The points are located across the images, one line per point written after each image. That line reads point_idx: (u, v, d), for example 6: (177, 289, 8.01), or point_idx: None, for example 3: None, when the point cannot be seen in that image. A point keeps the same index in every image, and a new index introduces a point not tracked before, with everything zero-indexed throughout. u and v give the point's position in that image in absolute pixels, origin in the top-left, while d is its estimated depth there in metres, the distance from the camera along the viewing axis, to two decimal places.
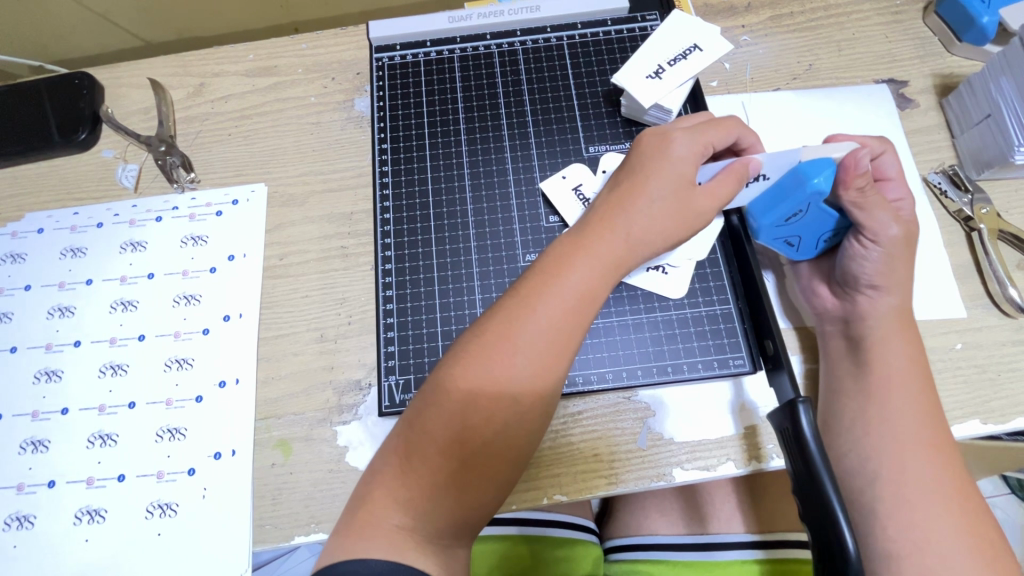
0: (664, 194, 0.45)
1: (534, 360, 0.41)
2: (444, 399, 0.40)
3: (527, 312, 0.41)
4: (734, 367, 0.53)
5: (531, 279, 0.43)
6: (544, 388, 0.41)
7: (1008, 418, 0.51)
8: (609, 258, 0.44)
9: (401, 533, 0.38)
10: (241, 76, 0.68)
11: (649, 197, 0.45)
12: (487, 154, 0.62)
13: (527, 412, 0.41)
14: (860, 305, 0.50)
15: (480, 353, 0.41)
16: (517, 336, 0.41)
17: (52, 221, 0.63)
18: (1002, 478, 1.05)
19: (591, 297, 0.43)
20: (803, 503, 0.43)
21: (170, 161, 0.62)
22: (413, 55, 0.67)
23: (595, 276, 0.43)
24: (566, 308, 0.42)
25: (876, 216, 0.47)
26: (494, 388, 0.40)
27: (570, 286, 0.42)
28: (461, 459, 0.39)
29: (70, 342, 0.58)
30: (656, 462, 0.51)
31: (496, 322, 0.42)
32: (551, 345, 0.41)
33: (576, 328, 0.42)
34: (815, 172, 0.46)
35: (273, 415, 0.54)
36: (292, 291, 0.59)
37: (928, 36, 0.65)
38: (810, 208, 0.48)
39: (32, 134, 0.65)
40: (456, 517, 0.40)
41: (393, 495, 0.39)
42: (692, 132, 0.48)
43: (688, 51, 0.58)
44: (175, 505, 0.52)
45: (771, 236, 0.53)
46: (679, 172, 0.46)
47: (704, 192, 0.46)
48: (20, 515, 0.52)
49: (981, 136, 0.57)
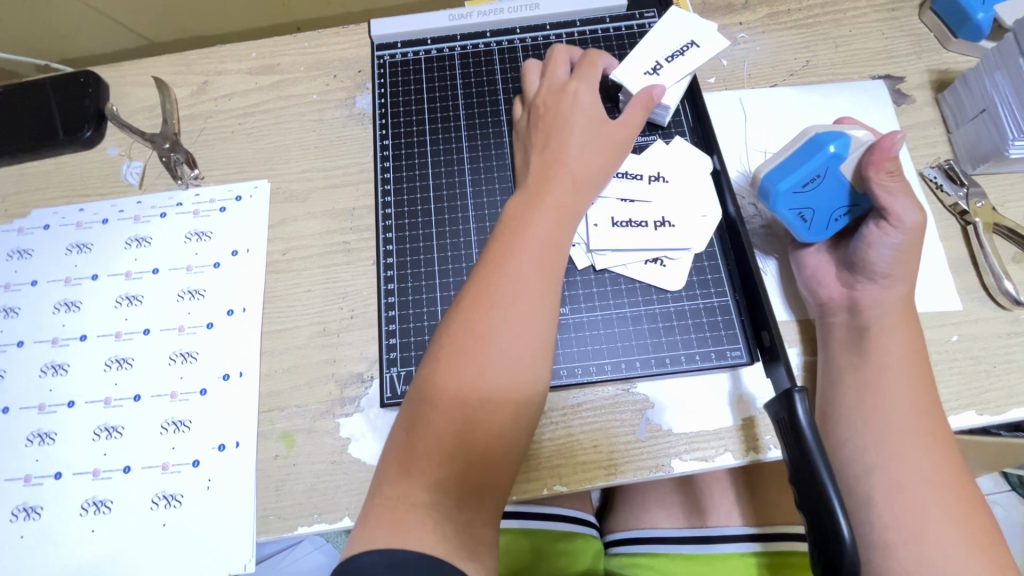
0: (585, 137, 0.52)
1: (514, 309, 0.43)
2: (437, 366, 0.42)
3: (499, 268, 0.45)
4: (731, 359, 0.53)
5: (498, 243, 0.47)
6: (526, 329, 0.43)
7: (1004, 409, 0.51)
8: (562, 205, 0.49)
9: (416, 509, 0.39)
10: (244, 74, 0.69)
11: (575, 142, 0.52)
12: (487, 149, 0.63)
13: (516, 356, 0.42)
14: (869, 294, 0.50)
15: (460, 326, 0.43)
16: (494, 292, 0.44)
17: (58, 217, 0.64)
18: (1002, 475, 1.05)
19: (554, 240, 0.47)
20: (799, 490, 0.44)
21: (175, 158, 0.64)
22: (414, 53, 0.68)
23: (553, 224, 0.47)
24: (535, 257, 0.46)
25: (900, 199, 0.48)
26: (478, 341, 0.42)
27: (534, 237, 0.46)
28: (464, 418, 0.41)
29: (76, 336, 0.59)
30: (655, 452, 0.51)
31: (472, 287, 0.45)
32: (527, 296, 0.44)
33: (550, 274, 0.46)
34: (834, 138, 0.49)
35: (276, 407, 0.55)
36: (295, 285, 0.59)
37: (924, 32, 0.66)
38: (827, 172, 0.49)
39: (38, 133, 0.66)
40: (474, 483, 0.40)
41: (409, 473, 0.40)
42: (584, 85, 0.55)
43: (686, 47, 0.58)
44: (180, 496, 0.53)
45: (786, 207, 0.51)
46: (590, 117, 0.53)
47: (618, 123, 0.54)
48: (27, 506, 0.53)
49: (977, 131, 0.58)
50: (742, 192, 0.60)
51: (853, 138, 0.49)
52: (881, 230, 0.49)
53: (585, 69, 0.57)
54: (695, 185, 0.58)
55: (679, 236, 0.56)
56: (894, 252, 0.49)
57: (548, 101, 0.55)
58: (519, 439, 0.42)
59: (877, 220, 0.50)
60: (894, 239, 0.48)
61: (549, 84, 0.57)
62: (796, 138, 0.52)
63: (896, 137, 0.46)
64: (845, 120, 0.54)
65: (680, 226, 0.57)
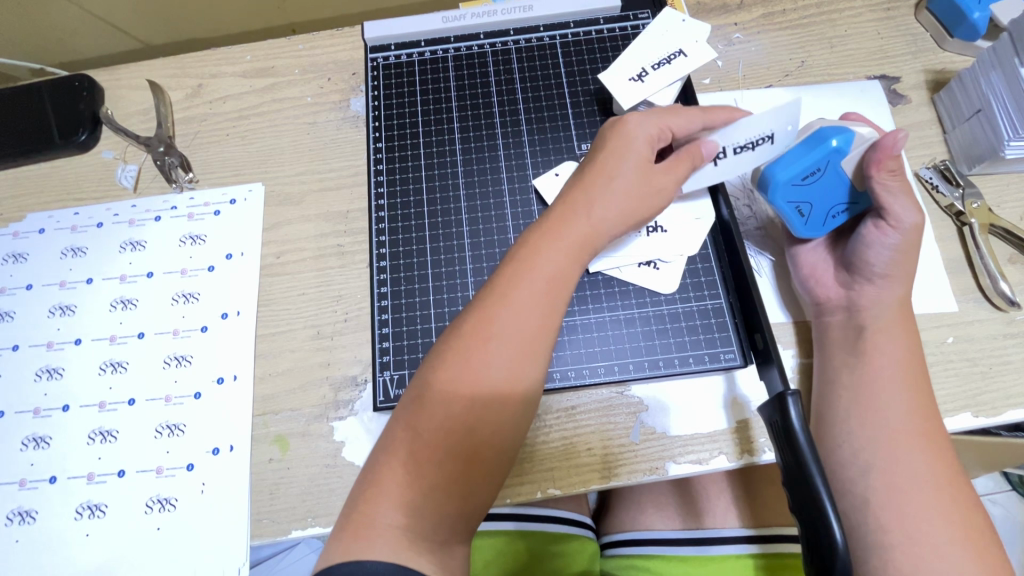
0: (624, 183, 0.48)
1: (512, 346, 0.42)
2: (429, 389, 0.42)
3: (507, 302, 0.43)
4: (725, 362, 0.53)
5: (505, 269, 0.45)
6: (521, 368, 0.42)
7: (999, 411, 0.51)
8: (576, 243, 0.46)
9: (392, 528, 0.39)
10: (239, 77, 0.69)
11: (612, 178, 0.48)
12: (481, 151, 0.63)
13: (506, 390, 0.42)
14: (868, 294, 0.50)
15: (458, 352, 0.42)
16: (493, 325, 0.43)
17: (54, 221, 0.64)
18: (1003, 474, 1.05)
19: (562, 280, 0.45)
20: (793, 494, 0.43)
21: (169, 161, 0.63)
22: (407, 55, 0.68)
23: (562, 261, 0.45)
24: (539, 294, 0.44)
25: (900, 199, 0.47)
26: (470, 373, 0.42)
27: (541, 272, 0.45)
28: (448, 450, 0.41)
29: (71, 340, 0.59)
30: (650, 456, 0.51)
31: (473, 314, 0.44)
32: (525, 335, 0.43)
33: (551, 316, 0.44)
34: (838, 133, 0.48)
35: (270, 410, 0.55)
36: (289, 288, 0.59)
37: (920, 31, 0.65)
38: (828, 166, 0.49)
39: (33, 136, 0.66)
40: (452, 508, 0.40)
41: (390, 493, 0.40)
42: (651, 114, 0.50)
43: (673, 56, 0.58)
44: (174, 500, 0.53)
45: (784, 198, 0.50)
46: (637, 162, 0.48)
47: (661, 170, 0.49)
48: (21, 511, 0.53)
49: (972, 131, 0.58)
50: (736, 192, 0.60)
51: (855, 134, 0.48)
52: (880, 230, 0.49)
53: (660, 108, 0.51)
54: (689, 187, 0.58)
55: (672, 241, 0.56)
56: (893, 251, 0.49)
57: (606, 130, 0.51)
58: (499, 470, 0.43)
59: (875, 220, 0.49)
60: (892, 239, 0.48)
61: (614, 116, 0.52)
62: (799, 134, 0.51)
63: (898, 136, 0.46)
64: (847, 116, 0.53)
65: (673, 231, 0.56)
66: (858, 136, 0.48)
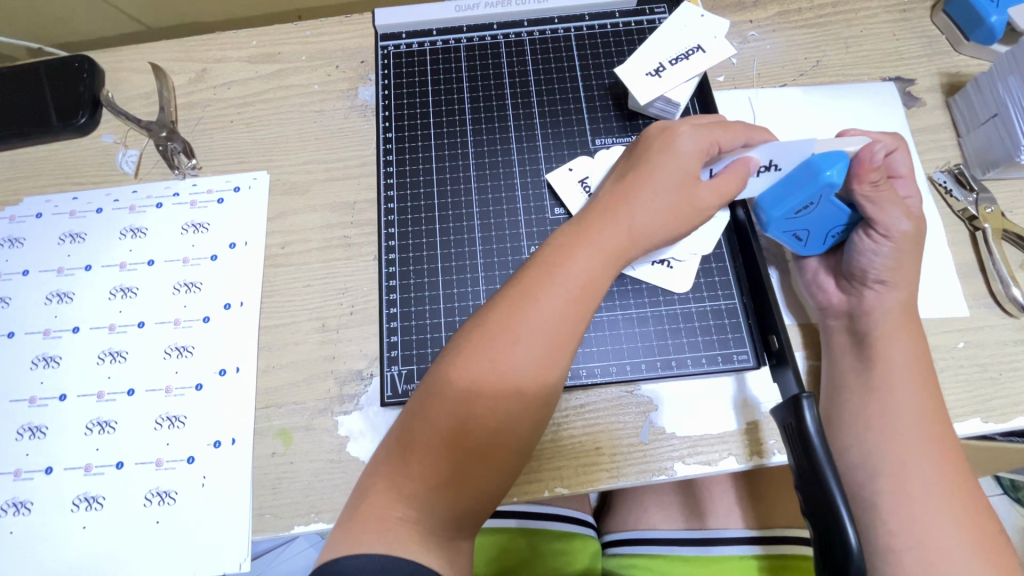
0: (668, 192, 0.47)
1: (538, 347, 0.41)
2: (449, 385, 0.41)
3: (534, 302, 0.42)
4: (738, 362, 0.53)
5: (536, 265, 0.44)
6: (546, 373, 0.41)
7: (1009, 417, 0.51)
8: (612, 248, 0.45)
9: (403, 524, 0.39)
10: (244, 63, 0.67)
11: (659, 186, 0.47)
12: (493, 144, 0.62)
13: (528, 394, 0.41)
14: (864, 301, 0.50)
15: (483, 349, 0.41)
16: (521, 324, 0.41)
17: (51, 206, 0.62)
18: (994, 477, 1.06)
19: (594, 284, 0.44)
20: (805, 498, 0.43)
21: (171, 147, 0.61)
22: (419, 44, 0.66)
23: (594, 264, 0.44)
24: (571, 297, 0.43)
25: (887, 208, 0.47)
26: (496, 375, 0.40)
27: (572, 274, 0.43)
28: (463, 449, 0.40)
29: (68, 328, 0.57)
30: (657, 456, 0.50)
31: (500, 310, 0.42)
32: (552, 339, 0.42)
33: (578, 321, 0.43)
34: (830, 164, 0.47)
35: (273, 404, 0.54)
36: (293, 279, 0.58)
37: (936, 34, 0.65)
38: (821, 200, 0.48)
39: (31, 117, 0.64)
40: (459, 507, 0.40)
41: (400, 485, 0.40)
42: (699, 128, 0.49)
43: (691, 52, 0.58)
44: (174, 493, 0.51)
45: (780, 230, 0.52)
46: (681, 172, 0.47)
47: (708, 187, 0.48)
48: (17, 501, 0.52)
49: (988, 136, 0.57)
50: None
51: (845, 158, 0.47)
52: (872, 240, 0.49)
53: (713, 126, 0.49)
54: None
55: (686, 239, 0.56)
56: (887, 259, 0.48)
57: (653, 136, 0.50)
58: (509, 475, 0.42)
59: (865, 230, 0.49)
60: (885, 248, 0.48)
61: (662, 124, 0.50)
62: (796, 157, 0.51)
63: (874, 149, 0.46)
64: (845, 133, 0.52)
65: None
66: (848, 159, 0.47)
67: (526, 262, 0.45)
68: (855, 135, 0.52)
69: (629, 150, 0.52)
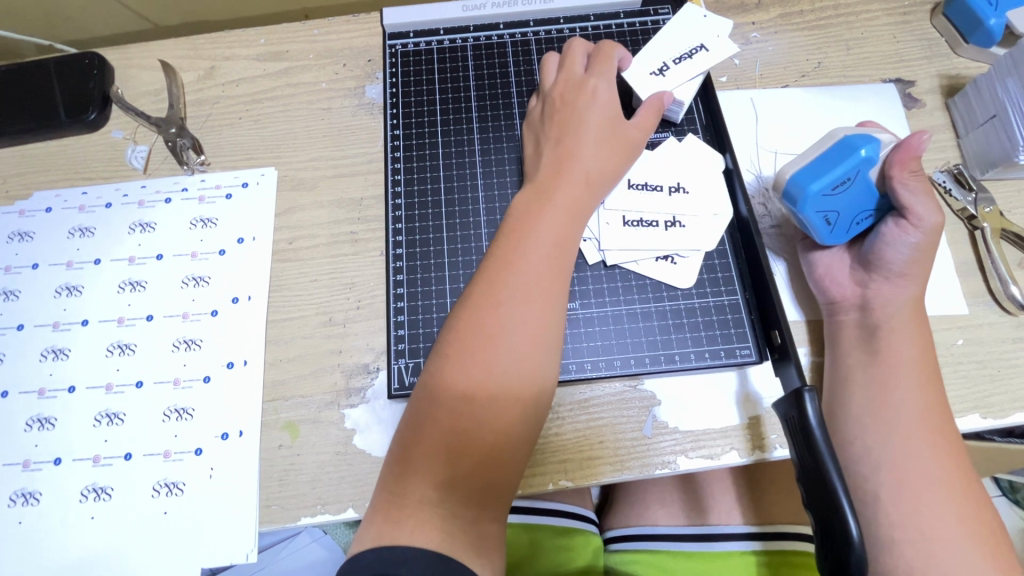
0: (600, 134, 0.53)
1: (524, 306, 0.44)
2: (445, 361, 0.43)
3: (512, 266, 0.45)
4: (740, 357, 0.53)
5: (507, 236, 0.47)
6: (535, 329, 0.43)
7: (1007, 413, 0.52)
8: (572, 204, 0.49)
9: (424, 505, 0.39)
10: (253, 60, 0.68)
11: (588, 141, 0.52)
12: (500, 142, 0.63)
13: (523, 354, 0.42)
14: (882, 293, 0.50)
15: (472, 320, 0.43)
16: (504, 289, 0.44)
17: (61, 200, 0.63)
18: (993, 479, 1.07)
19: (565, 237, 0.48)
20: (807, 490, 0.44)
21: (181, 143, 0.63)
22: (426, 43, 0.67)
23: (562, 219, 0.48)
24: (545, 257, 0.46)
25: (922, 199, 0.48)
26: (487, 339, 0.42)
27: (544, 232, 0.47)
28: (471, 417, 0.41)
29: (77, 321, 0.58)
30: (660, 450, 0.51)
31: (481, 284, 0.45)
32: (535, 295, 0.44)
33: (559, 273, 0.46)
34: (866, 143, 0.49)
35: (280, 397, 0.54)
36: (301, 274, 0.59)
37: (935, 37, 0.66)
38: (857, 176, 0.49)
39: (41, 113, 0.65)
40: (482, 478, 0.40)
41: (421, 470, 0.40)
42: (602, 78, 0.56)
43: (694, 51, 0.59)
44: (182, 484, 0.52)
45: (814, 210, 0.50)
46: (606, 115, 0.54)
47: (631, 124, 0.55)
48: (25, 492, 0.53)
49: (987, 136, 0.58)
50: (754, 191, 0.60)
51: (879, 141, 0.49)
52: (900, 229, 0.49)
53: (598, 64, 0.57)
54: (709, 186, 0.58)
55: (690, 236, 0.56)
56: (912, 250, 0.49)
57: (566, 92, 0.56)
58: (526, 437, 0.43)
59: (896, 219, 0.50)
60: (913, 238, 0.49)
61: (566, 78, 0.57)
62: (822, 142, 0.52)
63: (922, 137, 0.47)
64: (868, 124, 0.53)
65: (690, 227, 0.57)
66: (880, 143, 0.49)
67: (495, 237, 0.48)
68: (874, 127, 0.53)
69: (543, 113, 0.57)
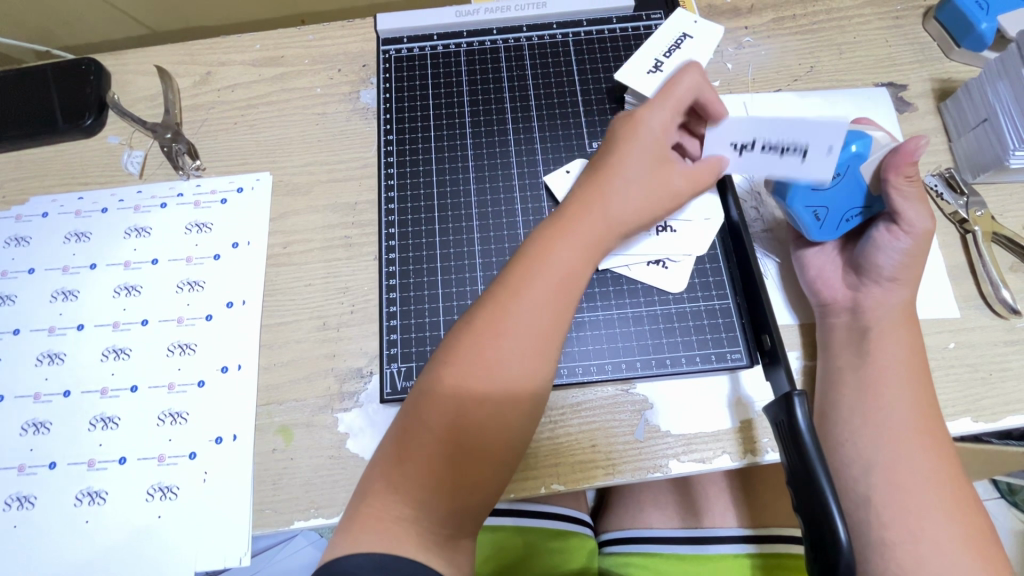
0: (642, 178, 0.49)
1: (523, 342, 0.43)
2: (439, 385, 0.42)
3: (515, 296, 0.43)
4: (732, 361, 0.54)
5: (518, 263, 0.45)
6: (532, 368, 0.43)
7: (999, 417, 0.52)
8: (591, 241, 0.46)
9: (399, 523, 0.40)
10: (247, 66, 0.68)
11: (627, 182, 0.48)
12: (492, 147, 0.63)
13: (517, 387, 0.42)
14: (873, 297, 0.50)
15: (470, 348, 0.42)
16: (505, 320, 0.43)
17: (57, 205, 0.63)
18: (991, 482, 1.07)
19: (576, 275, 0.45)
20: (796, 495, 0.44)
21: (175, 148, 0.63)
22: (420, 48, 0.68)
23: (575, 255, 0.45)
24: (547, 291, 0.44)
25: (914, 205, 0.48)
26: (486, 371, 0.42)
27: (554, 266, 0.45)
28: (457, 445, 0.41)
29: (73, 325, 0.58)
30: (652, 453, 0.51)
31: (483, 310, 0.44)
32: (535, 330, 0.43)
33: (563, 310, 0.44)
34: (856, 139, 0.48)
35: (274, 401, 0.55)
36: (295, 279, 0.59)
37: (928, 41, 0.66)
38: (845, 171, 0.49)
39: (37, 118, 0.65)
40: (456, 503, 0.41)
41: (397, 489, 0.40)
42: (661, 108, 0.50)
43: (680, 41, 0.61)
44: (176, 488, 0.52)
45: (801, 202, 0.51)
46: (652, 156, 0.49)
47: (682, 175, 0.50)
48: (20, 496, 0.53)
49: (978, 140, 0.58)
50: (745, 195, 0.60)
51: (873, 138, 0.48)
52: (891, 234, 0.49)
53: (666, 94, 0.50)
54: (701, 191, 0.58)
55: (681, 240, 0.57)
56: (902, 255, 0.49)
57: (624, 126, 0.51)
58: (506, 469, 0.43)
59: (887, 224, 0.50)
60: (904, 243, 0.49)
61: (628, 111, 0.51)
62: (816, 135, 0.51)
63: (919, 141, 0.46)
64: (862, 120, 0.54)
65: (682, 231, 0.57)
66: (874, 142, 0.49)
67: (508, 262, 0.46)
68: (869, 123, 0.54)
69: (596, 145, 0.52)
